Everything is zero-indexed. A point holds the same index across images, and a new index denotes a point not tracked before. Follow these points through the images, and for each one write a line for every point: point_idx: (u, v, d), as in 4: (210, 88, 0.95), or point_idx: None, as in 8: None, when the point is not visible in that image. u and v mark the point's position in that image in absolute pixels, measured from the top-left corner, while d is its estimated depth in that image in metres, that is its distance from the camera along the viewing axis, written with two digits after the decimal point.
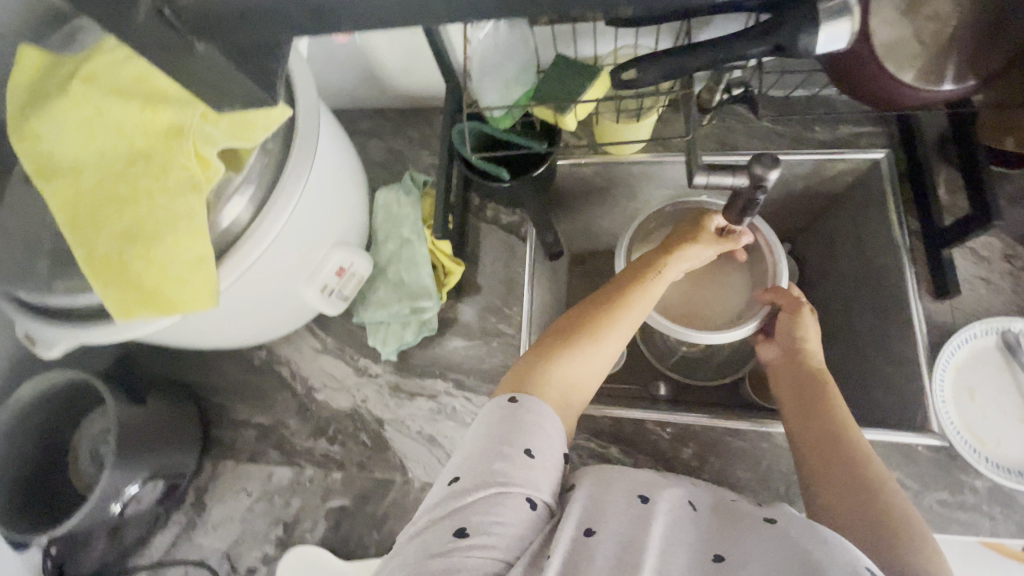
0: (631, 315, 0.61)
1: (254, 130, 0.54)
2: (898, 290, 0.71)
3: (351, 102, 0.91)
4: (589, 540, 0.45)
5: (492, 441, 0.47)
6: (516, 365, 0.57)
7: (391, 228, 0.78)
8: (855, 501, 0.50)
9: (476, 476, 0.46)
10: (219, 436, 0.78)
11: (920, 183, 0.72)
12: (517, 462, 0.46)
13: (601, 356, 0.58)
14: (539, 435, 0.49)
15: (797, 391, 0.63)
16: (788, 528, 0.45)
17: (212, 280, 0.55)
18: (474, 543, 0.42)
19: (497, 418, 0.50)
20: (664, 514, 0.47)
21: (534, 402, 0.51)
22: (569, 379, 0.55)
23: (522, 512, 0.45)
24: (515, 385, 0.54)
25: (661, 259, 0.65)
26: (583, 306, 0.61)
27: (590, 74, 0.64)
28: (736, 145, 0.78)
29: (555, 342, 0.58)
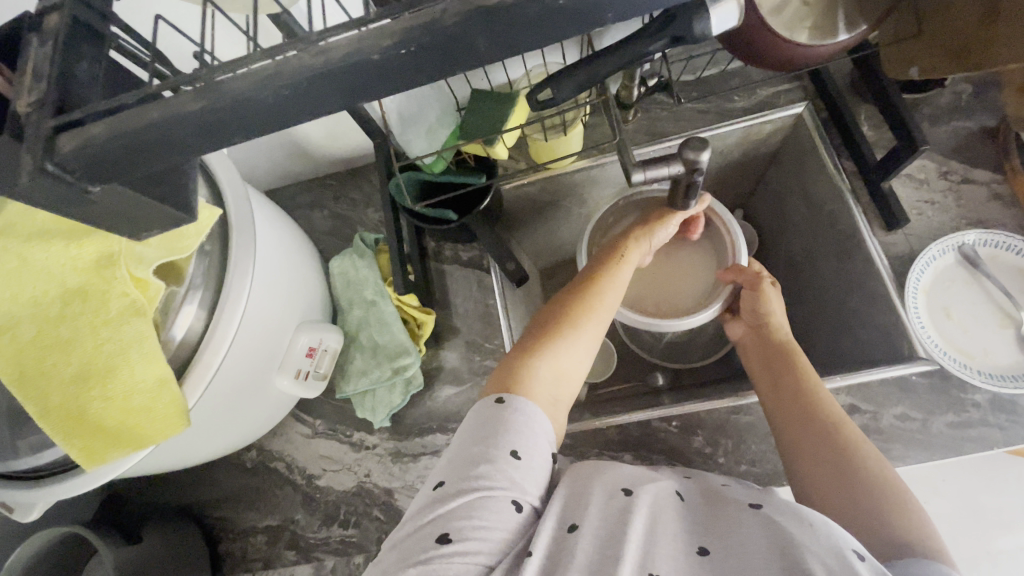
0: (605, 303, 0.62)
1: (188, 239, 0.53)
2: (854, 231, 0.72)
3: (287, 178, 0.91)
4: (570, 534, 0.45)
5: (475, 443, 0.47)
6: (500, 365, 0.56)
7: (353, 294, 0.76)
8: (833, 471, 0.51)
9: (460, 481, 0.45)
10: (229, 551, 0.75)
11: (844, 127, 0.74)
12: (502, 464, 0.46)
13: (584, 344, 0.59)
14: (524, 435, 0.48)
15: (766, 363, 0.64)
16: (773, 513, 0.45)
17: (180, 399, 0.52)
18: (457, 549, 0.41)
19: (483, 419, 0.49)
20: (646, 506, 0.48)
21: (524, 400, 0.50)
22: (555, 373, 0.55)
23: (507, 515, 0.44)
24: (503, 384, 0.53)
25: (622, 246, 0.68)
26: (557, 302, 0.62)
27: (507, 102, 0.65)
28: (666, 132, 0.79)
29: (535, 338, 0.58)
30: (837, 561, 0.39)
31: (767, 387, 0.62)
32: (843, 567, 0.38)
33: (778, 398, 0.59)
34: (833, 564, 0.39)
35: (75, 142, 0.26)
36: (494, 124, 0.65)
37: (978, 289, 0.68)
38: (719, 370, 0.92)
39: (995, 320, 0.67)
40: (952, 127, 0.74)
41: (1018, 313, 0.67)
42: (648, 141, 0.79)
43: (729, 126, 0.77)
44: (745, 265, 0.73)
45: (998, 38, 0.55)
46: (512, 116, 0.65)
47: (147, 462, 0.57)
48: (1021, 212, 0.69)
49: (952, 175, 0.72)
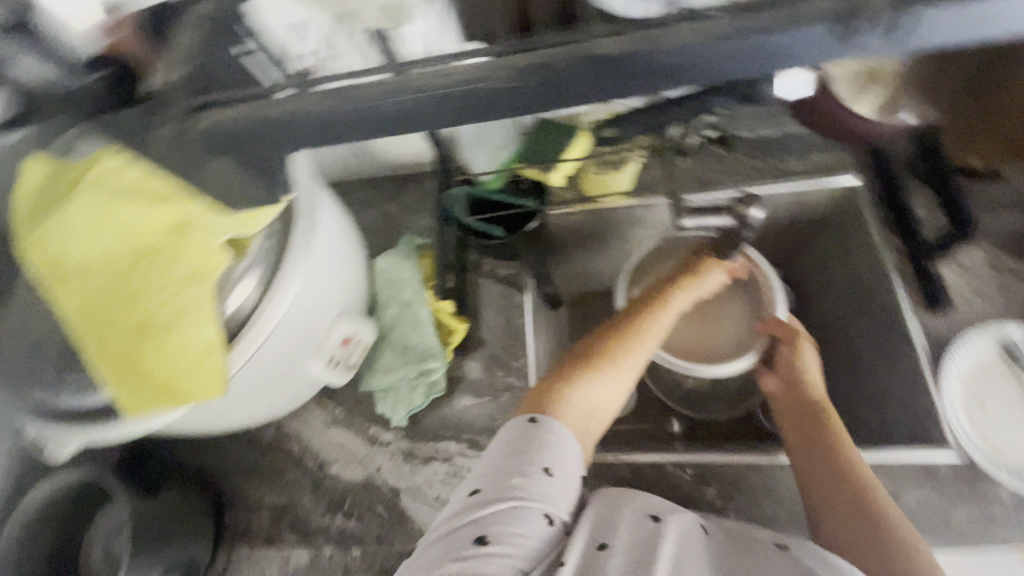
0: (644, 342, 0.64)
1: (256, 218, 0.56)
2: (893, 306, 0.72)
3: (344, 176, 0.95)
4: (600, 552, 0.46)
5: (512, 456, 0.49)
6: (536, 389, 0.59)
7: (393, 292, 0.79)
8: (860, 531, 0.53)
9: (496, 489, 0.47)
10: (233, 521, 0.76)
11: (896, 203, 0.75)
12: (536, 478, 0.47)
13: (618, 381, 0.61)
14: (556, 455, 0.50)
15: (796, 418, 0.66)
16: (801, 558, 0.47)
17: (222, 367, 0.56)
18: (494, 550, 0.43)
19: (513, 437, 0.51)
20: (674, 535, 0.48)
21: (555, 423, 0.53)
22: (586, 403, 0.57)
23: (541, 527, 0.45)
24: (536, 406, 0.56)
25: (668, 288, 0.69)
26: (596, 335, 0.65)
27: (570, 132, 0.67)
28: (717, 183, 0.81)
29: (570, 369, 0.61)
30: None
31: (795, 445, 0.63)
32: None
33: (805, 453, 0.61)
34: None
35: None
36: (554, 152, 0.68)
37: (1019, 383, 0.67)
38: (736, 428, 0.91)
39: None
40: (1005, 219, 0.74)
41: None
42: (697, 188, 0.81)
43: (780, 186, 0.78)
44: (782, 320, 0.75)
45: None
46: (572, 147, 0.67)
47: (181, 421, 0.60)
48: None
49: (999, 267, 0.72)
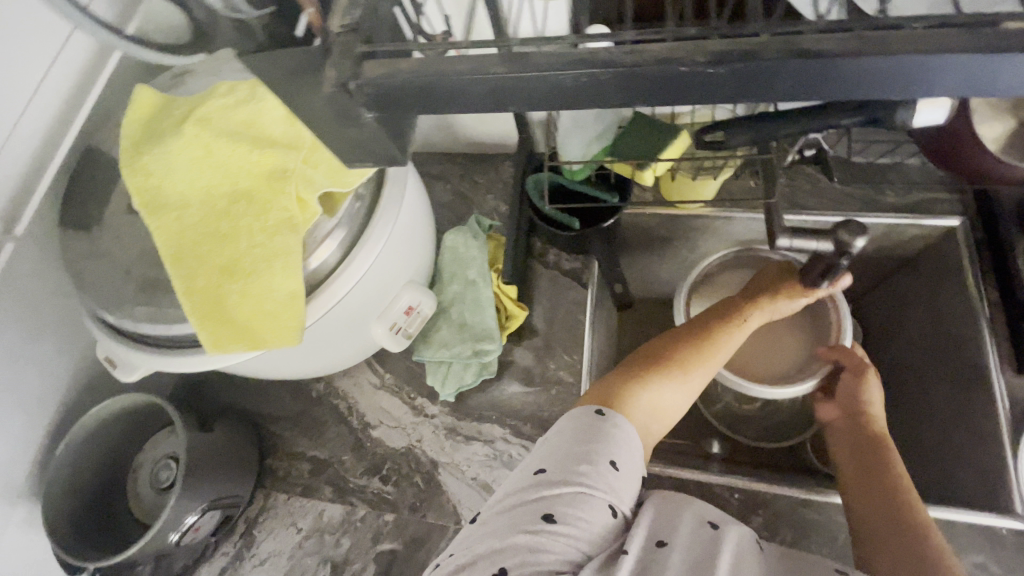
0: (715, 354, 0.64)
1: (350, 176, 0.56)
2: (979, 362, 0.68)
3: (421, 147, 0.94)
4: (660, 550, 0.45)
5: (581, 442, 0.49)
6: (599, 383, 0.59)
7: (458, 269, 0.79)
8: (907, 551, 0.51)
9: (563, 472, 0.47)
10: (273, 467, 0.78)
11: (998, 253, 0.71)
12: (602, 469, 0.47)
13: (684, 390, 0.60)
14: (622, 450, 0.50)
15: (856, 449, 0.66)
16: None
17: (300, 316, 0.56)
18: (560, 531, 0.44)
19: (581, 425, 0.51)
20: (733, 545, 0.47)
21: (622, 419, 0.52)
22: (649, 406, 0.57)
23: (604, 516, 0.46)
24: (601, 400, 0.55)
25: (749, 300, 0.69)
26: (666, 340, 0.64)
27: (670, 132, 0.66)
28: (806, 207, 0.78)
29: (636, 369, 0.60)
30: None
31: (852, 474, 0.63)
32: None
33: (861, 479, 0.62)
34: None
35: (378, 70, 0.28)
36: (649, 149, 0.66)
37: None
38: (779, 458, 0.89)
39: None
40: None
41: None
42: (788, 209, 0.78)
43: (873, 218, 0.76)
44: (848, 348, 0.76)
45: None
46: (671, 147, 0.65)
47: (249, 364, 0.60)
48: None
49: None
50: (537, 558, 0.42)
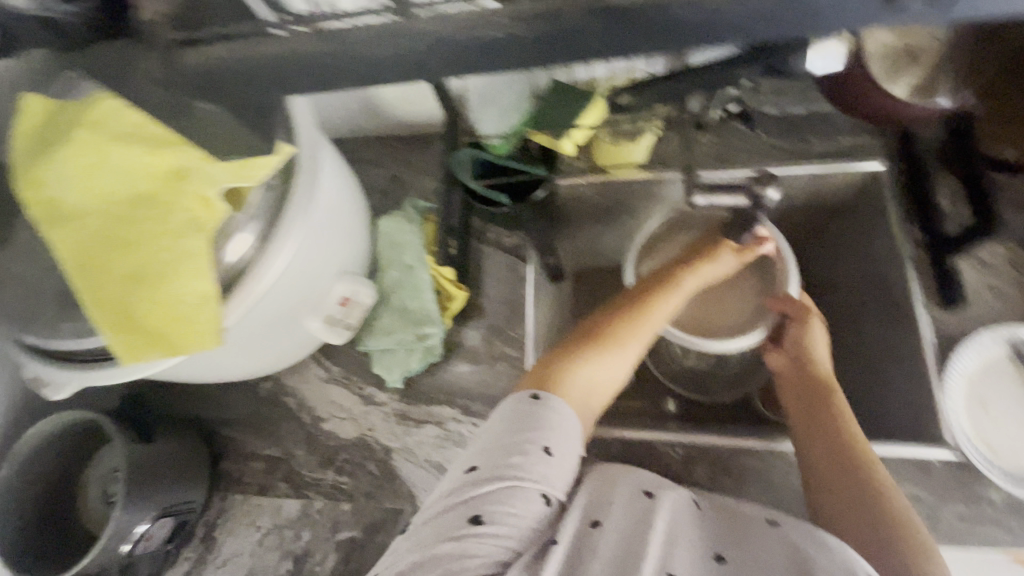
0: (650, 322, 0.62)
1: (255, 169, 0.54)
2: (907, 301, 0.70)
3: (351, 132, 0.91)
4: (592, 532, 0.48)
5: (515, 433, 0.48)
6: (537, 367, 0.58)
7: (394, 256, 0.77)
8: (864, 511, 0.54)
9: (492, 469, 0.47)
10: (228, 469, 0.78)
11: (921, 193, 0.72)
12: (534, 458, 0.47)
13: (623, 359, 0.59)
14: (558, 435, 0.49)
15: (804, 395, 0.67)
16: (790, 533, 0.48)
17: (218, 318, 0.55)
18: (487, 532, 0.44)
19: (516, 413, 0.51)
20: (667, 511, 0.50)
21: (558, 401, 0.52)
22: (588, 382, 0.56)
23: (536, 506, 0.47)
24: (537, 383, 0.55)
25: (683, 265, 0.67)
26: (601, 314, 0.63)
27: (585, 98, 0.64)
28: (737, 162, 0.78)
29: (572, 347, 0.59)
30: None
31: (801, 425, 0.64)
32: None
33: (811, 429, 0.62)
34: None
35: None
36: (567, 117, 0.65)
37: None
38: (730, 410, 0.91)
39: None
40: None
41: None
42: (715, 165, 0.78)
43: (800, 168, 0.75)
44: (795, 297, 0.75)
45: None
46: (586, 113, 0.64)
47: (177, 369, 0.59)
48: None
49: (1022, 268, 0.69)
50: (465, 563, 0.43)
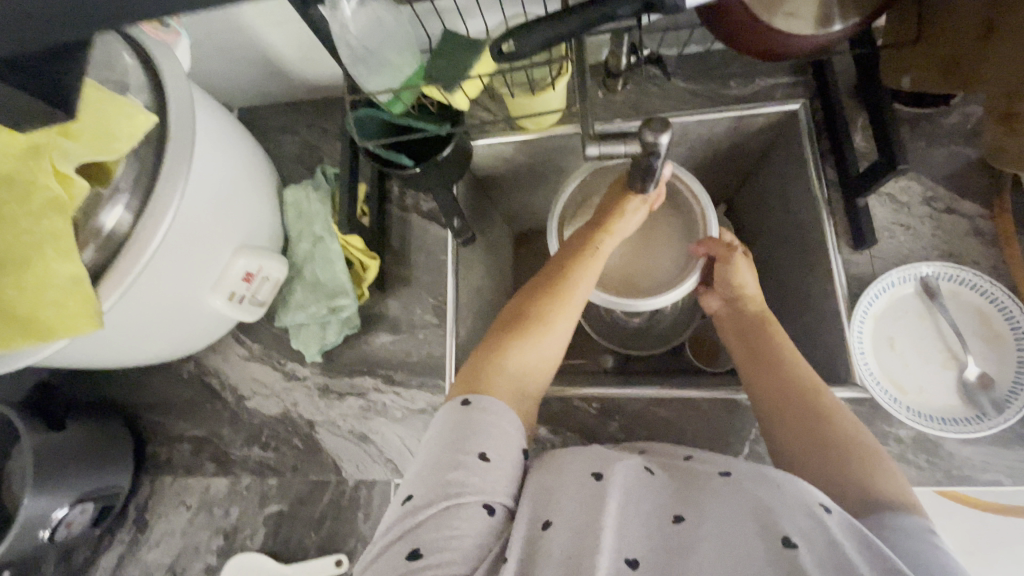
0: (577, 295, 0.61)
1: (118, 142, 0.53)
2: (820, 245, 0.69)
3: (262, 100, 0.88)
4: (544, 533, 0.43)
5: (448, 450, 0.46)
6: (465, 369, 0.55)
7: (304, 226, 0.75)
8: (834, 458, 0.53)
9: (430, 491, 0.44)
10: (156, 451, 0.78)
11: (836, 131, 0.69)
12: (473, 468, 0.45)
13: (555, 337, 0.58)
14: (491, 437, 0.47)
15: (745, 339, 0.68)
16: (742, 481, 0.48)
17: (93, 302, 0.52)
18: (429, 563, 0.40)
19: (451, 423, 0.48)
20: (617, 489, 0.47)
21: (490, 399, 0.50)
22: (521, 372, 0.55)
23: (481, 521, 0.43)
24: (468, 386, 0.52)
25: (602, 227, 0.65)
26: (527, 294, 0.60)
27: (475, 48, 0.61)
28: (653, 110, 0.75)
29: (501, 338, 0.57)
30: (810, 520, 0.42)
31: (752, 381, 0.63)
32: (813, 522, 0.42)
33: (761, 382, 0.62)
34: (808, 524, 0.42)
35: None
36: (456, 69, 0.61)
37: (932, 325, 0.64)
38: (666, 361, 0.92)
39: (939, 358, 0.63)
40: (950, 151, 0.67)
41: (965, 355, 0.62)
42: (632, 115, 0.75)
43: (714, 114, 0.73)
44: (716, 236, 0.72)
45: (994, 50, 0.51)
46: (476, 65, 0.61)
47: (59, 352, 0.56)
48: (1001, 252, 0.64)
49: (937, 202, 0.67)
50: None
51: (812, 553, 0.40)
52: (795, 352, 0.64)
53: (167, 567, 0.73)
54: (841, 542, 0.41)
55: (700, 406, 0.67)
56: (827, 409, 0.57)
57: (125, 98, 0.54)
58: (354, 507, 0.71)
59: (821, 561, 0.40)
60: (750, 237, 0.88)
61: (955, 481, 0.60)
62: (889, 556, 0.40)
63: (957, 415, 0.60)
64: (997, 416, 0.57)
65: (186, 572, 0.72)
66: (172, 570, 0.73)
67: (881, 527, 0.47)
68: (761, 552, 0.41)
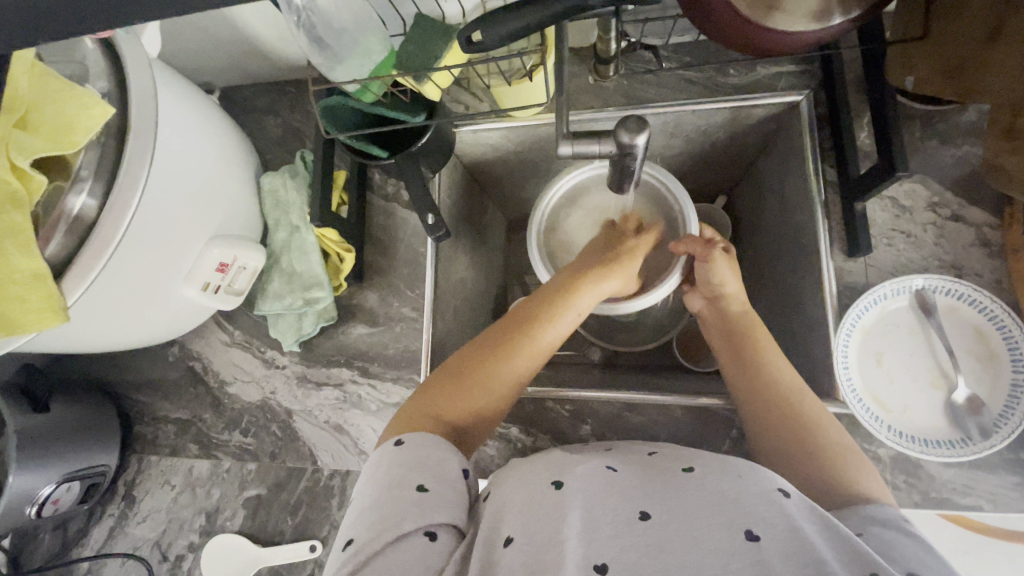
0: (530, 354, 0.57)
1: (76, 134, 0.50)
2: (813, 250, 0.65)
3: (244, 78, 0.85)
4: (505, 550, 0.41)
5: (389, 487, 0.44)
6: (404, 408, 0.54)
7: (281, 215, 0.75)
8: (814, 466, 0.51)
9: (371, 528, 0.42)
10: (142, 431, 0.80)
11: (838, 129, 0.64)
12: (410, 499, 0.44)
13: (502, 387, 0.56)
14: (428, 467, 0.46)
15: (726, 336, 0.65)
16: (705, 474, 0.46)
17: (56, 295, 0.50)
18: None
19: (387, 462, 0.47)
20: (578, 498, 0.44)
21: (420, 437, 0.48)
22: (456, 422, 0.53)
23: (422, 548, 0.42)
24: (403, 426, 0.51)
25: (568, 284, 0.63)
26: (481, 342, 0.58)
27: (448, 35, 0.58)
28: (645, 99, 0.70)
29: (443, 379, 0.55)
30: (770, 508, 0.42)
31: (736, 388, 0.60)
32: (773, 511, 0.42)
33: (742, 389, 0.59)
34: (769, 514, 0.41)
35: None
36: (428, 57, 0.58)
37: (924, 342, 0.61)
38: (654, 356, 0.91)
39: (928, 377, 0.60)
40: (961, 152, 0.63)
41: (956, 375, 0.59)
42: (621, 104, 0.71)
43: (709, 105, 0.68)
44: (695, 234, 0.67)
45: (995, 62, 0.48)
46: (446, 55, 0.57)
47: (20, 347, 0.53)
48: (1007, 265, 0.60)
49: (942, 208, 0.62)
50: None
51: (776, 545, 0.39)
52: (777, 355, 0.60)
53: (152, 542, 0.76)
54: (800, 526, 0.41)
55: (673, 412, 0.67)
56: (801, 415, 0.54)
57: (81, 88, 0.52)
58: (329, 495, 0.73)
59: (781, 551, 0.39)
60: (747, 234, 0.84)
61: (932, 505, 0.58)
62: (850, 538, 0.40)
63: (941, 438, 0.57)
64: (982, 442, 0.54)
65: (170, 548, 0.75)
66: (158, 545, 0.75)
67: (861, 519, 0.45)
68: (727, 550, 0.39)
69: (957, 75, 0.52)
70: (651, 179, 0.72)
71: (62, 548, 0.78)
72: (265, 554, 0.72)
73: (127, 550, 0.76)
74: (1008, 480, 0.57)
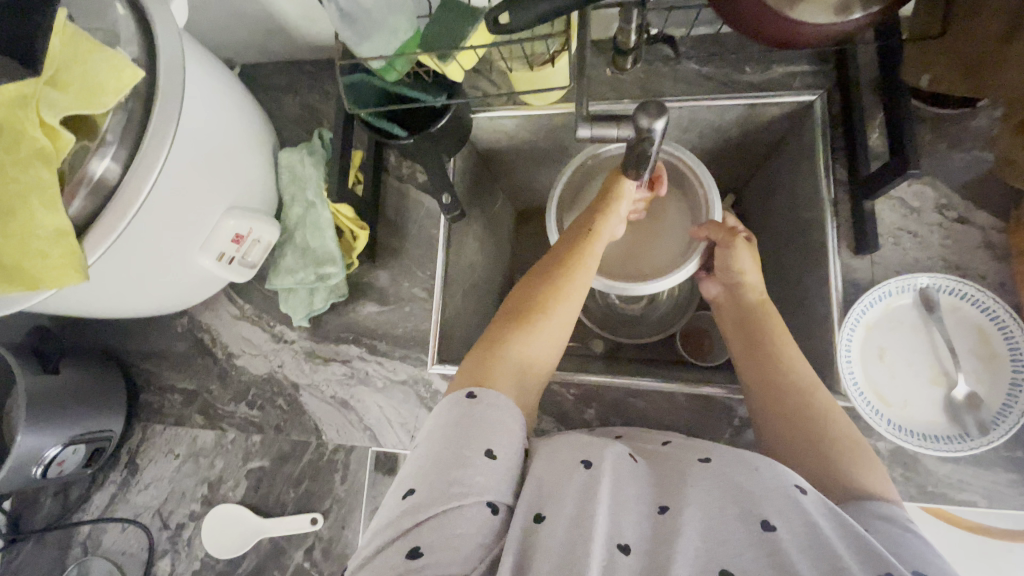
0: (578, 286, 0.61)
1: (105, 95, 0.51)
2: (820, 246, 0.66)
3: (265, 56, 0.86)
4: (539, 527, 0.42)
5: (455, 447, 0.44)
6: (469, 363, 0.54)
7: (296, 190, 0.75)
8: (820, 458, 0.52)
9: (433, 490, 0.42)
10: (147, 400, 0.81)
11: (851, 129, 0.66)
12: (478, 467, 0.44)
13: (559, 324, 0.58)
14: (495, 431, 0.46)
15: (741, 325, 0.66)
16: (721, 466, 0.47)
17: (79, 253, 0.50)
18: (429, 562, 0.39)
19: (453, 418, 0.47)
20: (609, 476, 0.45)
21: (494, 394, 0.49)
22: (524, 364, 0.54)
23: (483, 520, 0.42)
24: (473, 379, 0.51)
25: (594, 227, 0.65)
26: (527, 287, 0.61)
27: (474, 17, 0.58)
28: (661, 92, 0.72)
29: (505, 327, 0.57)
30: (788, 502, 0.42)
31: (750, 376, 0.61)
32: (789, 502, 0.42)
33: (755, 376, 0.61)
34: (785, 506, 0.42)
35: None
36: (450, 38, 0.59)
37: (926, 339, 0.62)
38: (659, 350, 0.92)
39: (929, 374, 0.62)
40: (970, 157, 0.64)
41: (957, 373, 0.60)
42: (638, 96, 0.72)
43: (725, 100, 0.69)
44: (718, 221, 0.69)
45: (1009, 59, 0.50)
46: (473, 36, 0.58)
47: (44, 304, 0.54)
48: (1010, 268, 0.61)
49: (949, 210, 0.64)
50: None
51: (792, 535, 0.40)
52: (789, 343, 0.61)
53: (153, 510, 0.76)
54: (817, 521, 0.41)
55: (677, 399, 0.68)
56: (810, 408, 0.55)
57: (112, 50, 0.53)
58: (332, 470, 0.73)
59: (799, 541, 0.40)
60: (755, 231, 0.85)
61: (927, 500, 0.59)
62: (862, 535, 0.41)
63: (940, 432, 0.58)
64: (980, 437, 0.55)
65: (171, 516, 0.75)
66: (158, 513, 0.76)
67: (864, 517, 0.46)
68: (743, 541, 0.40)
69: (970, 73, 0.54)
70: (671, 158, 0.74)
71: (64, 512, 0.78)
72: (267, 524, 0.72)
73: (127, 516, 0.76)
74: (1004, 477, 0.58)
